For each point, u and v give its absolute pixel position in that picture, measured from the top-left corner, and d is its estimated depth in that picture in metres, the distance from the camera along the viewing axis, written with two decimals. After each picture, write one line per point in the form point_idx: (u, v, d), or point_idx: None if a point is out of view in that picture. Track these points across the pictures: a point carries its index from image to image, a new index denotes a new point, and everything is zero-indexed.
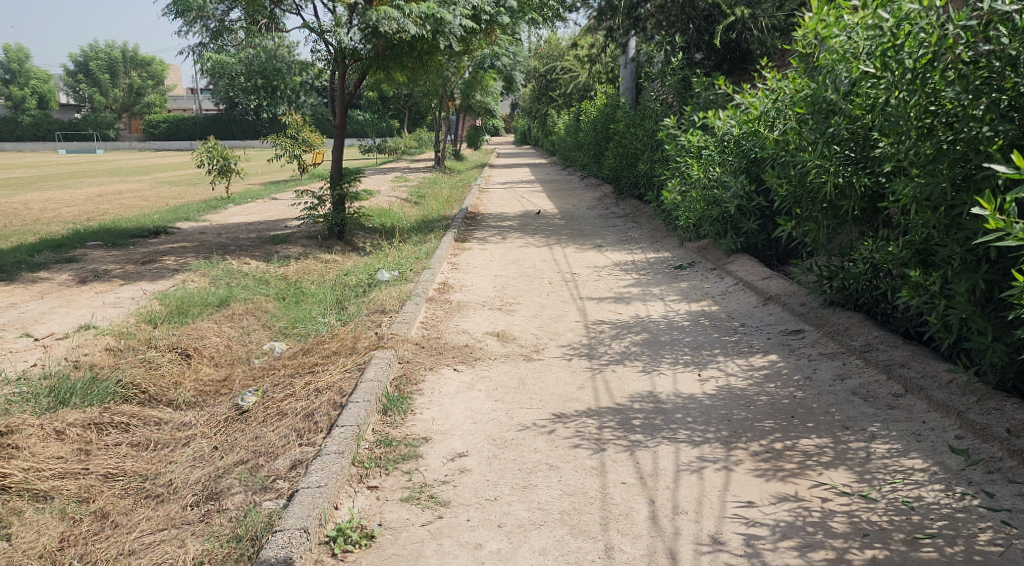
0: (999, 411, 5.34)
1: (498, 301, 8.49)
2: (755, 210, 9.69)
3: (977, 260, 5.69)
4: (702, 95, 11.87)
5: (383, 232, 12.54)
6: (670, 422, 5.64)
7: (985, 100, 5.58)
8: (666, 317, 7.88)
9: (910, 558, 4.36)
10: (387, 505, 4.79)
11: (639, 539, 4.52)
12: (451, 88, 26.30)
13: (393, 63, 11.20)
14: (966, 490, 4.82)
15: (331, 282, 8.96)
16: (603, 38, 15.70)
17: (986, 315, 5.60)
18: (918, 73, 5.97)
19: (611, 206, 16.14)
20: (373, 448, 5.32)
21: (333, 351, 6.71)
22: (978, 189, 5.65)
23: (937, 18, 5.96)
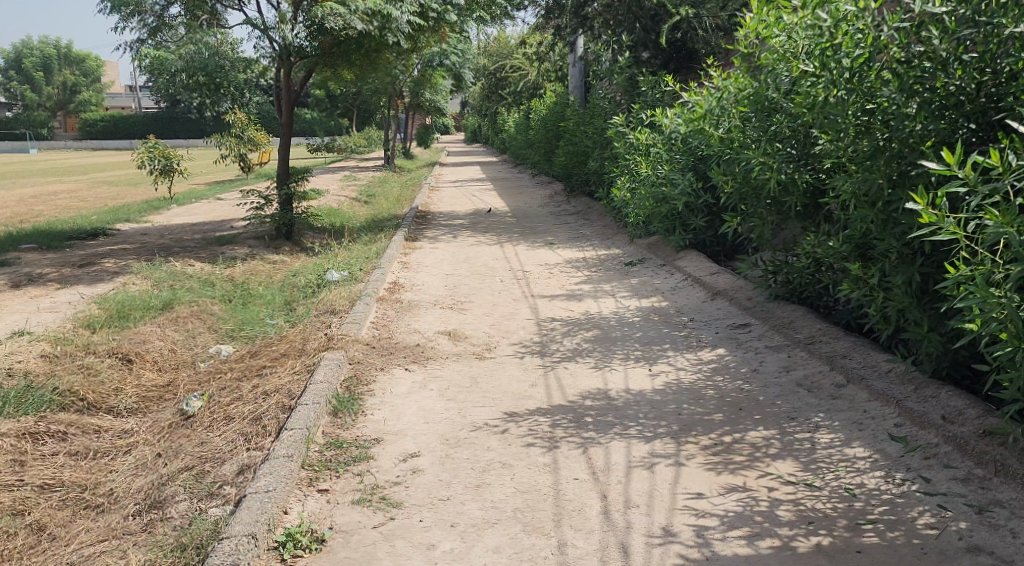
0: (935, 399, 5.45)
1: (449, 299, 8.48)
2: (703, 208, 9.81)
3: (913, 253, 5.80)
4: (650, 94, 12.03)
5: (331, 231, 12.45)
6: (622, 417, 5.68)
7: (919, 99, 5.67)
8: (617, 313, 7.92)
9: (853, 544, 4.40)
10: (338, 509, 4.73)
11: (592, 535, 4.50)
12: (400, 87, 26.23)
13: (340, 60, 11.18)
14: (905, 476, 4.90)
15: (280, 283, 8.89)
16: (550, 37, 15.69)
17: (922, 306, 5.70)
18: (856, 72, 6.12)
19: (561, 203, 16.21)
20: (323, 451, 5.27)
21: (281, 353, 6.67)
22: (912, 185, 5.68)
23: (874, 19, 6.11)
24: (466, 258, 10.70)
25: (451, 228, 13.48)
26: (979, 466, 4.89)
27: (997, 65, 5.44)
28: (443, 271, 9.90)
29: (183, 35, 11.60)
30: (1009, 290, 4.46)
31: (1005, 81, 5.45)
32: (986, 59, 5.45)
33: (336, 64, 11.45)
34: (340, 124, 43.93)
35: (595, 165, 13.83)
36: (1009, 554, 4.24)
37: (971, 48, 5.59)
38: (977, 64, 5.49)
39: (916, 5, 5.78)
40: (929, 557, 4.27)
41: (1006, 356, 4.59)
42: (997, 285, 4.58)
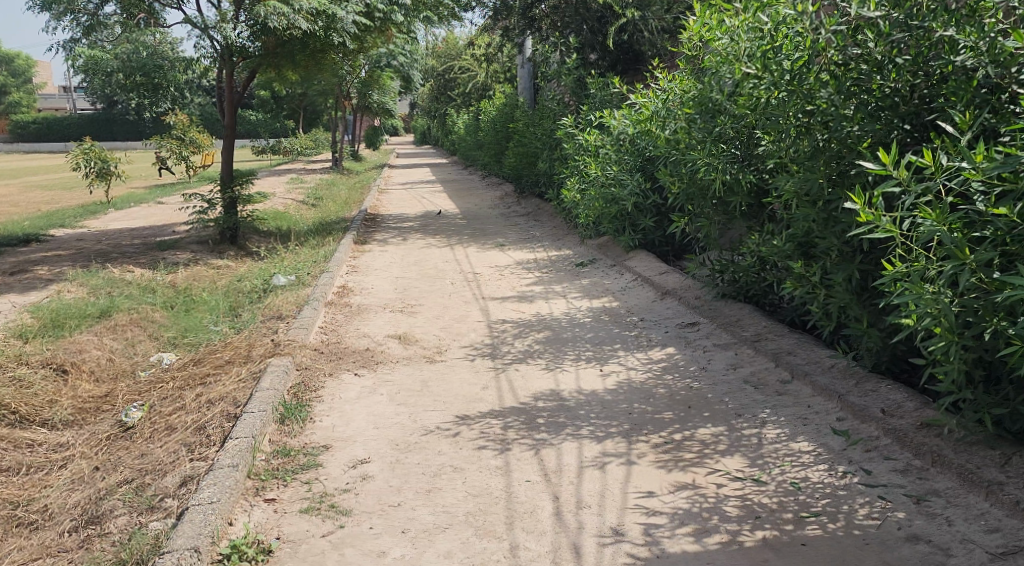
0: (876, 393, 5.54)
1: (400, 302, 8.43)
2: (652, 208, 9.86)
3: (853, 251, 5.87)
4: (598, 95, 12.12)
5: (278, 235, 12.32)
6: (574, 418, 5.68)
7: (856, 100, 5.76)
8: (568, 314, 7.93)
9: (797, 537, 4.42)
10: (286, 518, 4.66)
11: (544, 537, 4.48)
12: (347, 87, 25.98)
13: (284, 60, 11.06)
14: (847, 469, 4.97)
15: (224, 289, 8.76)
16: (498, 38, 15.55)
17: (862, 303, 5.79)
18: (796, 74, 6.19)
19: (512, 205, 16.21)
20: (270, 460, 5.20)
21: (225, 361, 6.58)
22: (851, 184, 5.76)
23: (811, 22, 6.25)
24: (416, 260, 10.66)
25: (401, 230, 13.41)
26: (918, 458, 4.97)
27: (928, 67, 5.49)
28: (392, 274, 9.84)
29: (119, 35, 11.51)
30: (943, 286, 4.54)
31: (936, 83, 5.51)
32: (918, 61, 5.51)
33: (280, 64, 11.33)
34: (286, 126, 43.46)
35: (545, 166, 13.86)
36: (946, 542, 4.31)
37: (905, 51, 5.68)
38: (910, 66, 5.55)
39: (851, 8, 5.94)
40: (871, 547, 4.32)
41: (941, 350, 4.67)
42: (932, 281, 4.66)
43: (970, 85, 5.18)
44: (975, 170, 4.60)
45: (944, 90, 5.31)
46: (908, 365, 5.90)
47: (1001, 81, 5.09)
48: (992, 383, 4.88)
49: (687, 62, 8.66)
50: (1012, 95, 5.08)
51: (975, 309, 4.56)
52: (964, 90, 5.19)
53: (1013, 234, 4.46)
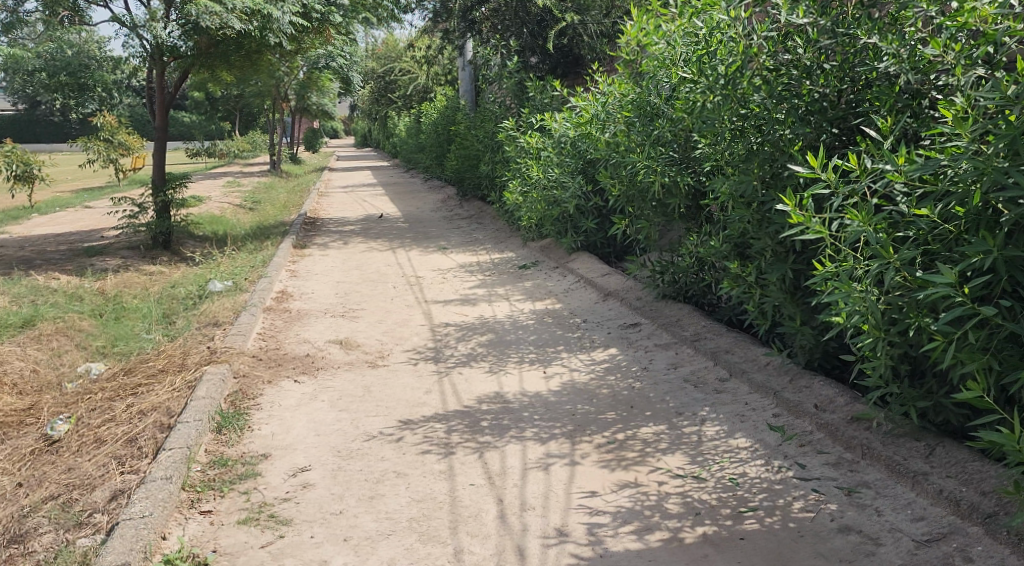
0: (810, 389, 5.63)
1: (341, 307, 8.35)
2: (593, 210, 9.91)
3: (786, 251, 5.95)
4: (538, 98, 12.16)
5: (214, 239, 12.11)
6: (517, 420, 5.67)
7: (787, 105, 5.83)
8: (511, 317, 7.93)
9: (736, 531, 4.46)
10: (222, 530, 4.56)
11: (488, 540, 4.45)
12: (284, 88, 25.70)
13: (218, 60, 10.91)
14: (783, 463, 5.03)
15: (157, 296, 8.58)
16: (438, 40, 15.48)
17: (795, 302, 5.87)
18: (729, 79, 6.23)
19: (454, 208, 16.18)
20: (206, 470, 5.10)
21: (158, 370, 6.45)
22: (784, 187, 5.86)
23: (744, 28, 6.19)
24: (357, 264, 10.56)
25: (341, 234, 13.30)
26: (848, 451, 5.06)
27: (854, 73, 5.67)
28: (333, 278, 9.74)
29: (41, 33, 11.12)
30: (869, 284, 4.60)
31: (861, 89, 5.69)
32: (844, 68, 5.69)
33: (214, 65, 11.15)
34: (222, 129, 42.77)
35: (487, 169, 13.85)
36: (876, 532, 4.38)
37: (831, 58, 5.83)
38: (836, 72, 5.73)
39: (781, 15, 6.03)
40: (805, 539, 4.36)
41: (868, 347, 4.75)
42: (859, 280, 4.73)
43: (893, 90, 5.34)
44: (897, 172, 4.69)
45: (869, 95, 5.49)
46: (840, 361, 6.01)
47: (920, 87, 5.29)
48: (917, 376, 4.99)
49: (625, 66, 8.72)
50: (932, 102, 5.29)
51: (901, 306, 4.63)
52: (887, 96, 5.35)
53: (935, 234, 4.56)
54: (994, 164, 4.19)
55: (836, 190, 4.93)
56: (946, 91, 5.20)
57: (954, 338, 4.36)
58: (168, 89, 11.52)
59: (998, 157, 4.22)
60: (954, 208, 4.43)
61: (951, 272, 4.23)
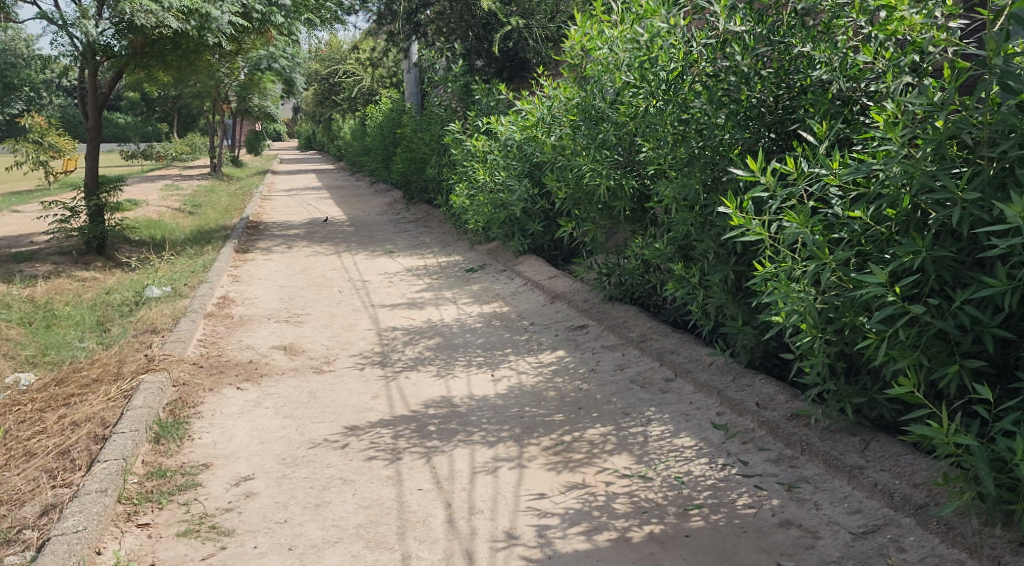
0: (752, 388, 5.70)
1: (285, 312, 8.24)
2: (540, 213, 9.91)
3: (728, 253, 6.00)
4: (484, 102, 12.16)
5: (151, 244, 11.88)
6: (465, 424, 5.64)
7: (726, 110, 5.93)
8: (458, 320, 7.90)
9: (682, 529, 4.47)
10: (162, 543, 4.45)
11: (437, 545, 4.41)
12: (224, 90, 25.35)
13: (154, 61, 10.72)
14: (726, 460, 5.08)
15: (92, 303, 8.39)
16: (383, 43, 15.37)
17: (737, 302, 5.93)
18: (671, 84, 6.34)
19: (401, 211, 16.10)
20: (143, 482, 4.98)
21: (92, 380, 6.31)
22: (724, 190, 5.92)
23: (684, 35, 6.39)
24: (301, 269, 10.44)
25: (285, 238, 13.14)
26: (788, 447, 5.12)
27: (790, 80, 5.73)
28: (276, 283, 9.61)
29: None
30: (807, 285, 4.67)
31: (797, 95, 5.75)
32: (781, 75, 5.75)
33: (150, 65, 10.93)
34: (160, 131, 42.03)
35: (433, 172, 13.80)
36: (815, 525, 4.43)
37: (768, 65, 5.92)
38: (773, 79, 5.79)
39: (719, 23, 6.10)
40: (748, 535, 4.40)
41: (806, 346, 4.82)
42: (798, 281, 4.80)
43: (826, 96, 5.45)
44: (832, 176, 4.79)
45: (804, 101, 5.55)
46: (781, 360, 6.08)
47: (851, 94, 5.41)
48: (852, 374, 5.07)
49: (570, 70, 8.69)
50: (862, 108, 5.40)
51: (836, 306, 4.68)
52: (820, 102, 5.45)
53: (868, 235, 4.61)
54: (923, 168, 4.30)
55: (775, 193, 5.03)
56: (876, 98, 5.30)
57: (886, 335, 4.36)
58: (101, 89, 11.26)
59: (926, 161, 4.34)
60: (885, 211, 4.50)
61: (883, 272, 4.28)
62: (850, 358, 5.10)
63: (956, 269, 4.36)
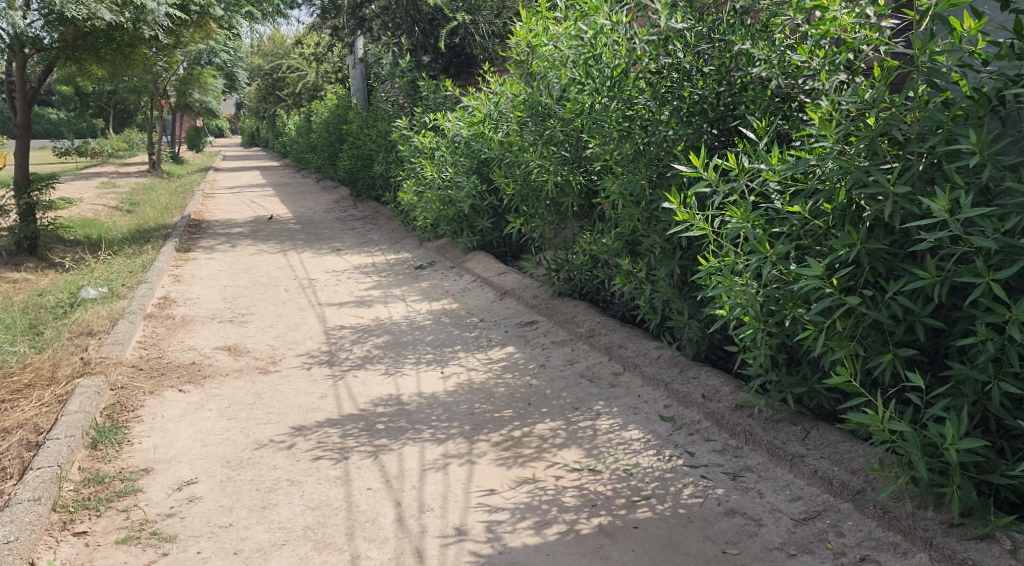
0: (698, 379, 5.74)
1: (229, 312, 8.11)
2: (488, 209, 9.88)
3: (673, 248, 5.98)
4: (430, 98, 12.10)
5: (87, 244, 11.62)
6: (414, 422, 5.60)
7: (669, 107, 5.97)
8: (407, 318, 7.84)
9: (630, 521, 4.48)
10: (100, 551, 4.35)
11: (386, 544, 4.37)
12: (162, 85, 24.88)
13: (87, 55, 10.47)
14: (673, 451, 5.11)
15: (25, 305, 8.18)
16: (327, 38, 15.20)
17: (683, 296, 5.97)
18: (615, 81, 6.35)
19: (348, 208, 15.98)
20: (79, 489, 4.87)
21: (25, 385, 6.15)
22: (669, 185, 5.91)
23: (626, 32, 6.40)
24: (245, 268, 10.29)
25: (229, 237, 12.94)
26: (733, 438, 5.17)
27: (731, 77, 5.79)
28: (218, 283, 9.46)
29: None
30: (749, 278, 4.73)
31: (738, 93, 5.80)
32: (722, 72, 5.82)
33: (82, 58, 10.62)
34: (97, 127, 41.10)
35: (380, 168, 13.70)
36: (758, 513, 4.47)
37: (708, 62, 5.98)
38: (714, 76, 5.86)
39: (661, 20, 6.13)
40: (694, 524, 4.42)
41: (749, 338, 4.88)
42: (740, 274, 4.86)
43: (765, 94, 5.51)
44: (771, 171, 4.85)
45: (744, 98, 5.62)
46: (726, 352, 6.14)
47: (790, 91, 5.46)
48: (793, 364, 5.14)
49: (516, 67, 8.70)
50: (800, 104, 5.47)
51: (777, 299, 4.74)
52: (760, 99, 5.52)
53: (806, 229, 4.69)
54: (857, 163, 4.36)
55: (718, 188, 5.09)
56: (813, 95, 5.34)
57: (824, 325, 4.48)
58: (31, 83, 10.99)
59: (860, 157, 4.40)
60: (823, 205, 4.56)
61: (820, 266, 4.36)
62: (791, 348, 5.16)
63: (889, 262, 4.39)
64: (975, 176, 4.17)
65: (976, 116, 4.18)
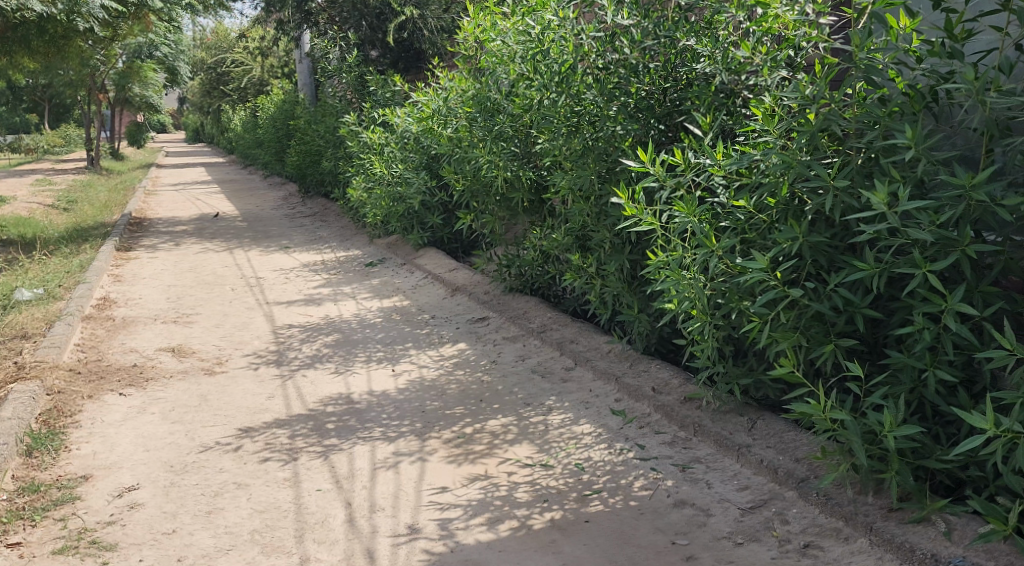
0: (648, 373, 5.77)
1: (172, 313, 7.96)
2: (438, 205, 9.81)
3: (623, 243, 6.00)
4: (379, 93, 12.02)
5: (22, 244, 11.32)
6: (364, 421, 5.54)
7: (617, 103, 5.96)
8: (358, 316, 7.76)
9: (582, 515, 4.47)
10: (36, 561, 4.23)
11: (336, 545, 4.31)
12: (100, 79, 24.33)
13: (19, 45, 10.40)
14: (623, 445, 5.11)
15: None
16: (272, 32, 14.98)
17: (633, 290, 5.96)
18: (563, 77, 6.31)
19: (297, 205, 15.81)
20: (14, 498, 4.73)
21: None
22: (618, 181, 5.96)
23: (573, 28, 6.27)
24: (190, 267, 10.11)
25: (172, 235, 12.70)
26: (682, 430, 5.19)
27: (676, 73, 5.87)
28: (161, 282, 9.28)
29: None
30: (696, 271, 4.74)
31: (683, 88, 5.89)
32: (667, 68, 5.89)
33: (15, 50, 10.65)
34: (34, 122, 40.10)
35: (329, 165, 13.57)
36: (707, 504, 4.49)
37: (653, 58, 5.99)
38: (661, 72, 5.92)
39: (607, 16, 6.08)
40: (645, 516, 4.42)
41: (696, 331, 4.89)
42: (688, 268, 4.88)
43: (709, 89, 5.50)
44: (716, 166, 4.89)
45: (689, 94, 5.64)
46: (676, 345, 6.16)
47: (734, 87, 5.50)
48: (740, 356, 5.17)
49: (465, 61, 8.64)
50: (744, 100, 5.50)
51: (723, 292, 4.75)
52: (704, 95, 5.51)
53: (751, 223, 4.71)
54: (798, 158, 4.40)
55: (664, 183, 5.09)
56: (755, 91, 5.41)
57: (768, 317, 4.52)
58: None
59: (801, 152, 4.45)
60: (766, 199, 4.57)
61: (764, 259, 4.37)
62: (737, 340, 5.18)
63: (830, 254, 4.44)
64: (909, 170, 4.21)
65: (911, 112, 4.22)
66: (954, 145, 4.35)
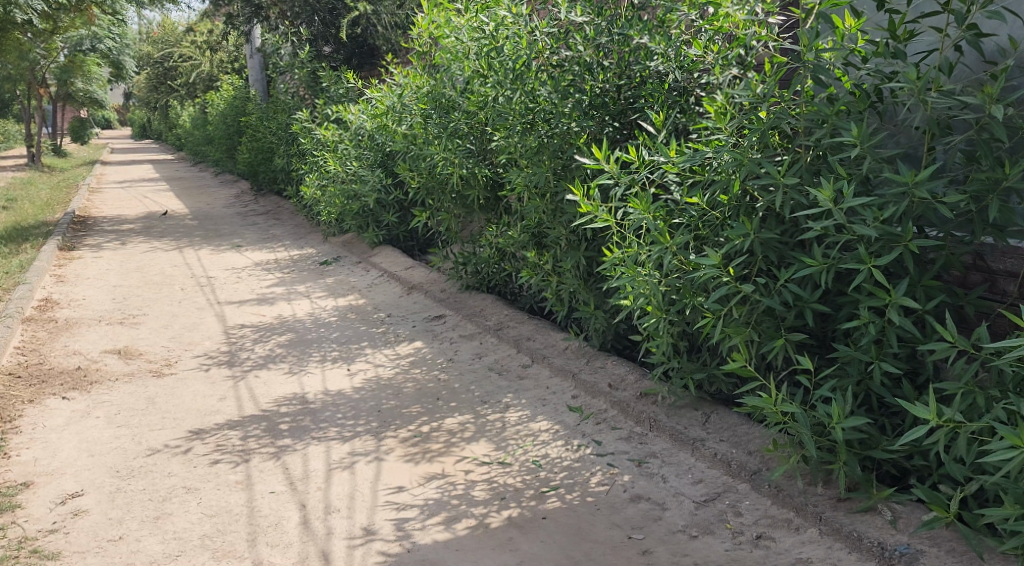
0: (604, 369, 5.76)
1: (119, 314, 7.81)
2: (393, 203, 9.72)
3: (579, 239, 6.01)
4: (332, 90, 11.90)
5: None
6: (319, 421, 5.47)
7: (572, 100, 5.92)
8: (312, 315, 7.68)
9: (539, 512, 4.45)
10: None
11: (290, 548, 4.24)
12: (43, 74, 23.78)
13: None
14: (581, 441, 5.10)
15: None
16: (222, 26, 14.75)
17: (589, 287, 5.95)
18: (518, 73, 6.26)
19: (250, 203, 15.61)
20: None
21: None
22: (573, 177, 5.96)
23: (527, 24, 6.28)
24: (137, 267, 9.93)
25: (119, 234, 12.47)
26: (638, 425, 5.19)
27: (630, 71, 5.86)
28: (108, 283, 9.11)
29: None
30: (651, 268, 4.74)
31: (637, 86, 5.90)
32: (622, 65, 5.89)
33: None
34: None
35: (282, 162, 13.41)
36: (662, 498, 4.49)
37: (607, 55, 6.03)
38: (615, 70, 5.91)
39: (561, 13, 6.12)
40: (601, 512, 4.42)
41: (652, 326, 4.88)
42: (642, 265, 4.87)
43: (663, 87, 5.61)
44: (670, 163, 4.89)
45: (643, 92, 5.70)
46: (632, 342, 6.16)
47: (687, 85, 5.56)
48: (694, 351, 5.19)
49: (419, 58, 8.58)
50: (697, 99, 5.54)
51: (677, 288, 4.76)
52: (658, 93, 5.61)
53: (704, 220, 4.72)
54: (749, 155, 4.41)
55: (619, 180, 5.09)
56: (708, 89, 5.48)
57: (721, 312, 4.52)
58: None
59: (752, 149, 4.46)
60: (719, 196, 4.59)
61: (716, 255, 4.39)
62: (691, 336, 5.20)
63: (781, 250, 4.46)
64: (856, 167, 4.25)
65: (857, 111, 4.26)
66: (898, 142, 4.40)
